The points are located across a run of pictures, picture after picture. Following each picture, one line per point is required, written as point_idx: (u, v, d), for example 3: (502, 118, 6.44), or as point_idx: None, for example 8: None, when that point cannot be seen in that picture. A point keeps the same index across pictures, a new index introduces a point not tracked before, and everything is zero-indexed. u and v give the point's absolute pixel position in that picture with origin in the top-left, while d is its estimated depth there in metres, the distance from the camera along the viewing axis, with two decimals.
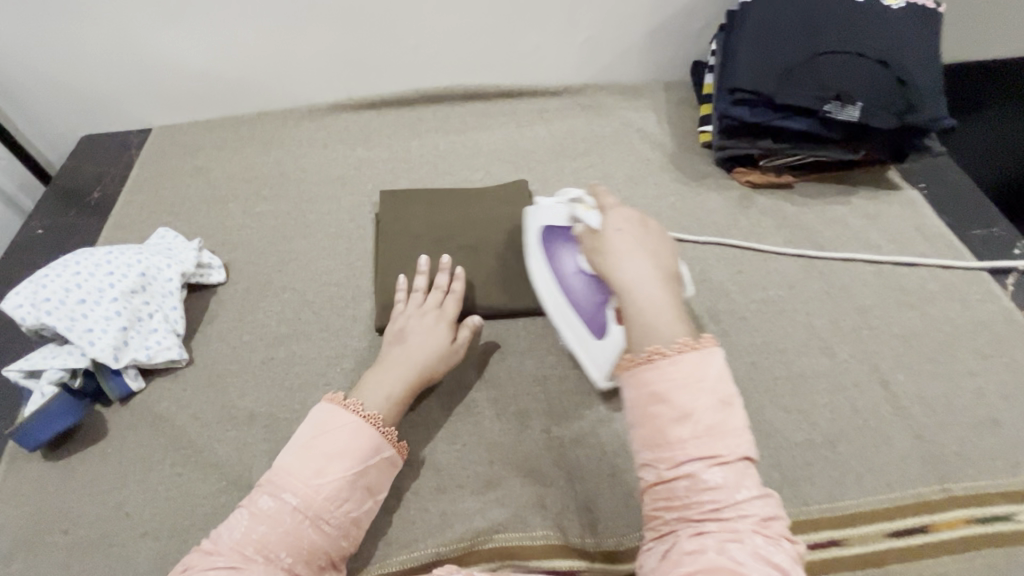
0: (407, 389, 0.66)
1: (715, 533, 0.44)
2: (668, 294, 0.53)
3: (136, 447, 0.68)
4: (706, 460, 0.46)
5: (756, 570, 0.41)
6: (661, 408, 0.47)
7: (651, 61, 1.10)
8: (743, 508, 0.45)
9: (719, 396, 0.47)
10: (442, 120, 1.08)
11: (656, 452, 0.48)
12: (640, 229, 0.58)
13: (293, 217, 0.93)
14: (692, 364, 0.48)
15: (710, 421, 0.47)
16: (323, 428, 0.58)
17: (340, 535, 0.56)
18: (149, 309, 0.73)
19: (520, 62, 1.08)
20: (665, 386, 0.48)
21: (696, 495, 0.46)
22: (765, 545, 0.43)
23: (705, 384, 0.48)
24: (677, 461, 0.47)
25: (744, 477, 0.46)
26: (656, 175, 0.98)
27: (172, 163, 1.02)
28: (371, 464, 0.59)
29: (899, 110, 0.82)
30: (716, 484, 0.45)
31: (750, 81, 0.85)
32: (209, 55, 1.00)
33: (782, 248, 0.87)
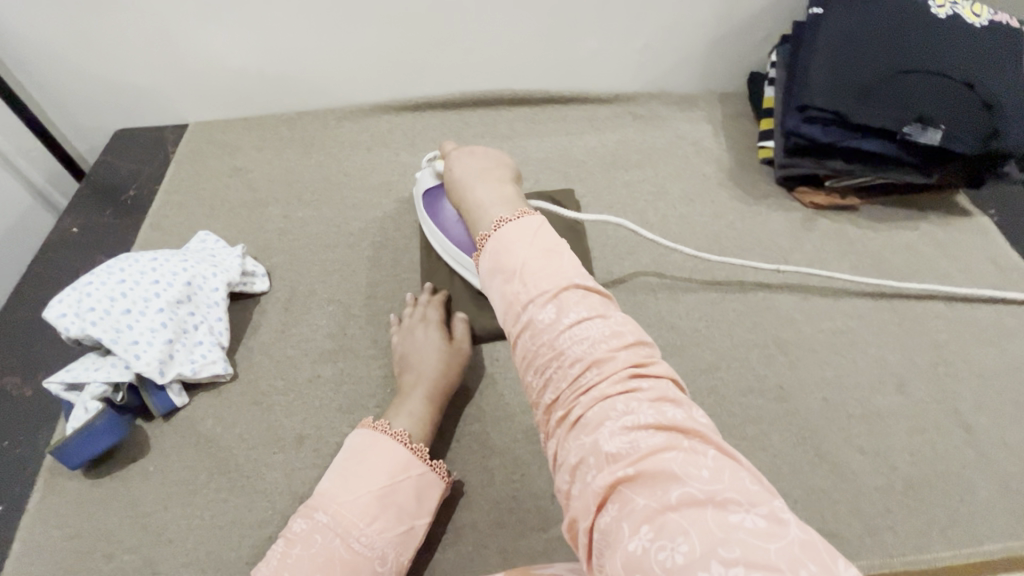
0: (428, 403, 0.64)
1: (592, 400, 0.39)
2: (508, 188, 0.57)
3: (180, 467, 0.65)
4: (541, 299, 0.43)
5: (633, 449, 0.35)
6: (506, 284, 0.45)
7: (706, 71, 1.06)
8: (590, 360, 0.40)
9: (539, 247, 0.46)
10: (489, 126, 1.04)
11: (513, 301, 0.44)
12: (474, 156, 0.63)
13: (337, 224, 0.90)
14: (512, 232, 0.47)
15: (544, 282, 0.43)
16: (352, 447, 0.57)
17: (374, 559, 0.52)
18: (194, 320, 0.70)
19: (572, 67, 1.04)
20: (521, 266, 0.45)
21: (549, 367, 0.42)
22: (632, 406, 0.38)
23: (522, 244, 0.46)
24: (530, 329, 0.43)
25: (585, 320, 0.42)
26: (714, 191, 0.94)
27: (210, 162, 0.98)
28: (400, 480, 0.56)
29: (984, 136, 0.78)
30: (587, 349, 0.41)
31: (825, 99, 0.81)
32: (253, 49, 0.96)
33: (852, 287, 0.81)
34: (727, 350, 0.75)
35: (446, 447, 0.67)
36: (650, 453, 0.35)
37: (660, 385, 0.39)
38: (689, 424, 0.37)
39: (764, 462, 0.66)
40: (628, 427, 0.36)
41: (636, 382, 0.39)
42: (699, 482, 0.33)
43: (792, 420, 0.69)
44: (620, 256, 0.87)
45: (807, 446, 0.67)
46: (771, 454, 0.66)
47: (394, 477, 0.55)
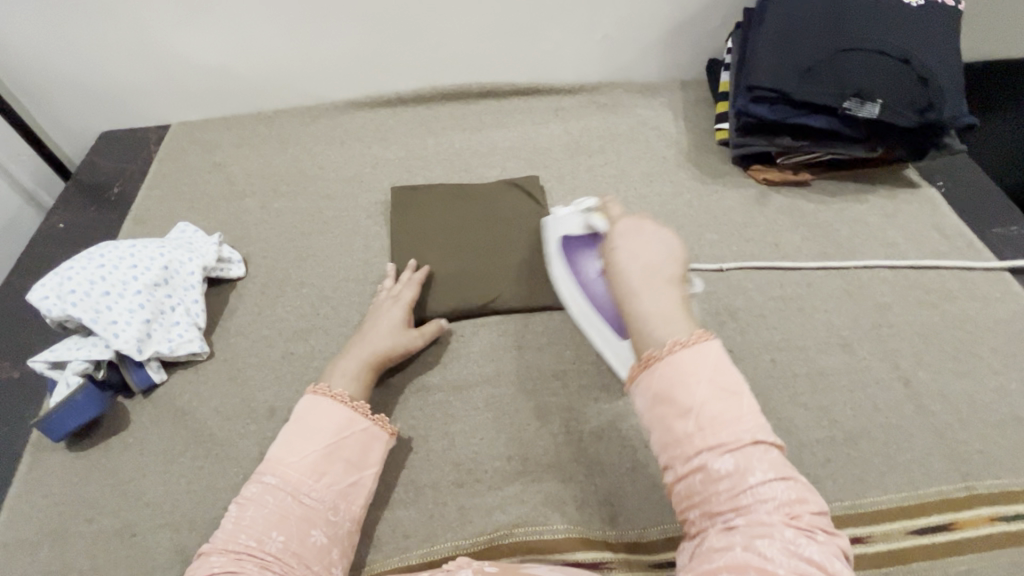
0: (365, 366, 0.67)
1: (752, 519, 0.42)
2: (674, 295, 0.52)
3: (158, 439, 0.68)
4: (720, 446, 0.44)
5: (789, 567, 0.40)
6: (670, 408, 0.46)
7: (666, 60, 1.10)
8: (760, 493, 0.43)
9: (716, 384, 0.46)
10: (458, 118, 1.08)
11: (671, 426, 0.46)
12: (644, 235, 0.56)
13: (311, 214, 0.94)
14: (688, 361, 0.47)
15: (720, 421, 0.45)
16: (297, 414, 0.60)
17: (327, 509, 0.56)
18: (171, 302, 0.74)
19: (537, 60, 1.08)
20: (680, 384, 0.47)
21: (712, 489, 0.44)
22: (797, 539, 0.41)
23: (700, 377, 0.47)
24: (698, 459, 0.45)
25: (757, 461, 0.44)
26: (672, 173, 0.98)
27: (191, 160, 1.02)
28: (345, 436, 0.59)
29: (919, 108, 0.82)
30: (748, 477, 0.44)
31: (769, 79, 0.85)
32: (229, 51, 1.01)
33: (803, 262, 0.85)
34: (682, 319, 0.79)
35: (410, 413, 0.70)
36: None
37: (826, 536, 0.42)
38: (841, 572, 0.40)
39: None
40: (790, 555, 0.40)
41: (802, 521, 0.42)
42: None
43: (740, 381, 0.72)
44: None
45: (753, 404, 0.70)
46: None
47: (339, 435, 0.59)
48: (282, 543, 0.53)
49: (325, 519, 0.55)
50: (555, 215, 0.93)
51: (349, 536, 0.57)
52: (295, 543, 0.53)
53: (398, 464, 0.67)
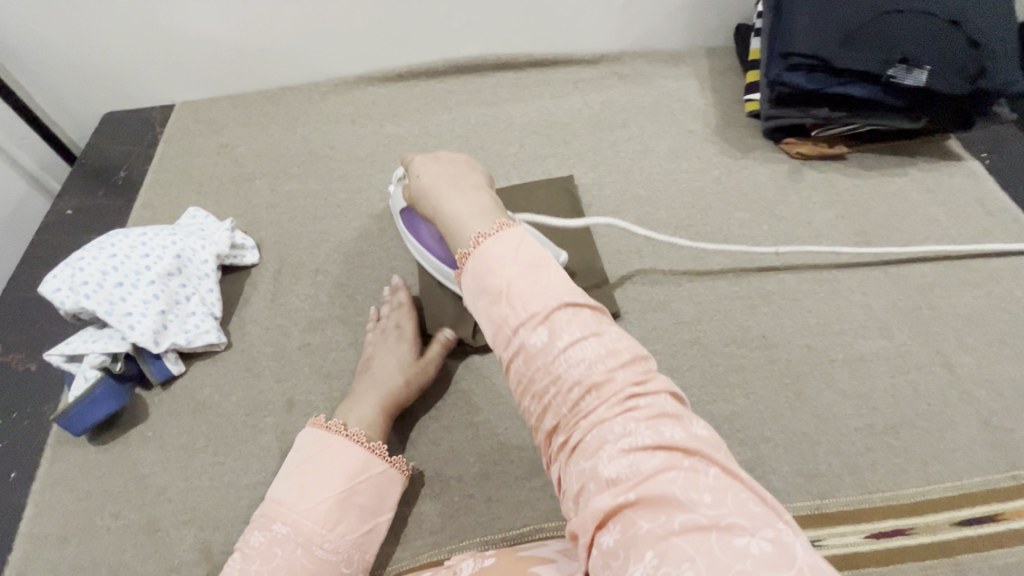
0: (382, 411, 0.63)
1: (589, 428, 0.38)
2: (485, 198, 0.51)
3: (179, 433, 0.67)
4: (529, 321, 0.41)
5: (635, 474, 0.35)
6: (496, 305, 0.42)
7: (692, 26, 1.04)
8: (569, 355, 0.40)
9: (522, 260, 0.43)
10: (473, 92, 1.03)
11: (505, 313, 0.42)
12: (439, 161, 0.57)
13: (323, 197, 0.90)
14: (495, 246, 0.44)
15: (524, 296, 0.42)
16: (309, 453, 0.57)
17: (338, 561, 0.54)
18: (186, 292, 0.72)
19: (554, 28, 1.02)
20: (494, 266, 0.43)
21: (563, 411, 0.40)
22: (630, 427, 0.37)
23: (505, 257, 0.44)
24: (515, 350, 0.42)
25: (569, 324, 0.41)
26: (700, 147, 0.93)
27: (198, 141, 0.99)
28: (358, 482, 0.57)
29: (970, 75, 0.76)
30: (622, 379, 0.39)
31: (807, 43, 0.79)
32: (231, 24, 0.96)
33: (844, 244, 0.80)
34: (712, 304, 0.76)
35: (432, 406, 0.69)
36: (653, 483, 0.34)
37: (658, 404, 0.38)
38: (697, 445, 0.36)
39: (746, 408, 0.67)
40: (628, 450, 0.36)
41: (634, 404, 0.38)
42: (703, 508, 0.32)
43: (777, 369, 0.70)
44: (605, 215, 0.86)
45: (790, 391, 0.68)
46: (753, 399, 0.67)
47: (356, 472, 0.57)
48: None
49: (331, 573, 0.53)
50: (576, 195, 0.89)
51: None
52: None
53: (423, 457, 0.65)
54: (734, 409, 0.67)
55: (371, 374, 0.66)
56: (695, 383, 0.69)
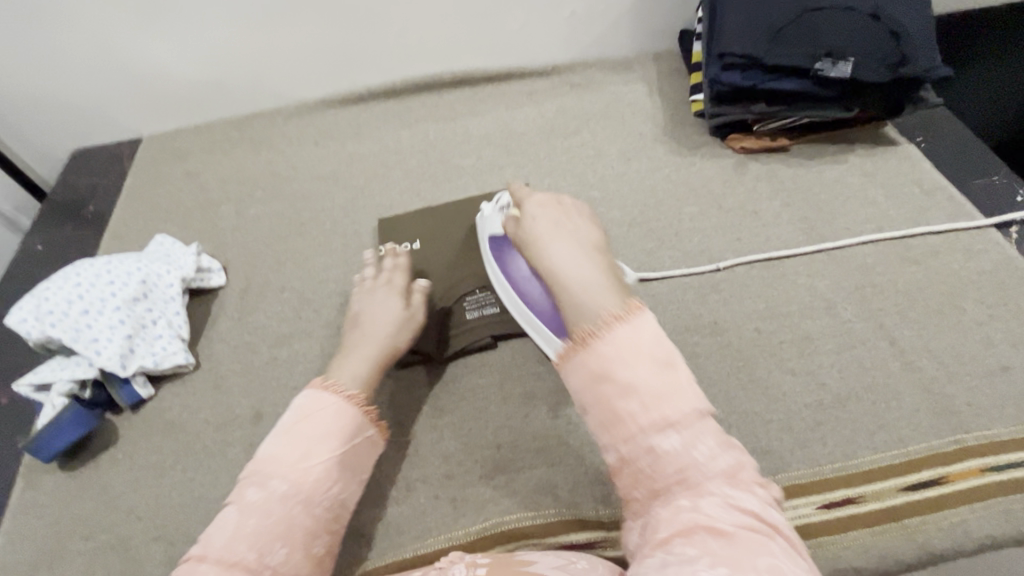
0: (374, 365, 0.64)
1: (684, 495, 0.45)
2: (604, 261, 0.56)
3: (149, 453, 0.69)
4: (659, 425, 0.47)
5: (733, 520, 0.42)
6: (607, 387, 0.48)
7: (638, 34, 1.09)
8: (675, 456, 0.46)
9: (656, 360, 0.48)
10: (431, 109, 1.06)
11: (607, 382, 0.49)
12: (559, 206, 0.62)
13: (288, 217, 0.93)
14: (626, 338, 0.49)
15: (658, 397, 0.47)
16: (306, 413, 0.57)
17: (331, 521, 0.55)
18: (152, 316, 0.74)
19: (505, 43, 1.06)
20: (611, 355, 0.49)
21: (661, 468, 0.46)
22: (733, 495, 0.44)
23: (640, 354, 0.48)
24: (645, 442, 0.47)
25: (701, 435, 0.46)
26: (650, 148, 0.97)
27: (165, 171, 1.02)
28: (352, 444, 0.57)
29: (891, 64, 0.81)
30: (719, 462, 0.46)
31: (738, 44, 0.83)
32: (192, 57, 0.99)
33: (789, 230, 0.84)
34: (664, 296, 0.79)
35: (397, 411, 0.70)
36: (752, 536, 0.41)
37: (759, 492, 0.45)
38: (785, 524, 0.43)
39: (700, 392, 0.69)
40: (729, 507, 0.43)
41: (735, 478, 0.45)
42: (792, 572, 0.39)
43: (728, 353, 0.72)
44: None
45: (741, 374, 0.70)
46: (706, 383, 0.70)
47: (349, 435, 0.57)
48: (279, 559, 0.51)
49: (319, 531, 0.54)
50: None
51: (331, 549, 0.56)
52: (290, 558, 0.51)
53: (389, 460, 0.67)
54: None
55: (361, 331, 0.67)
56: None
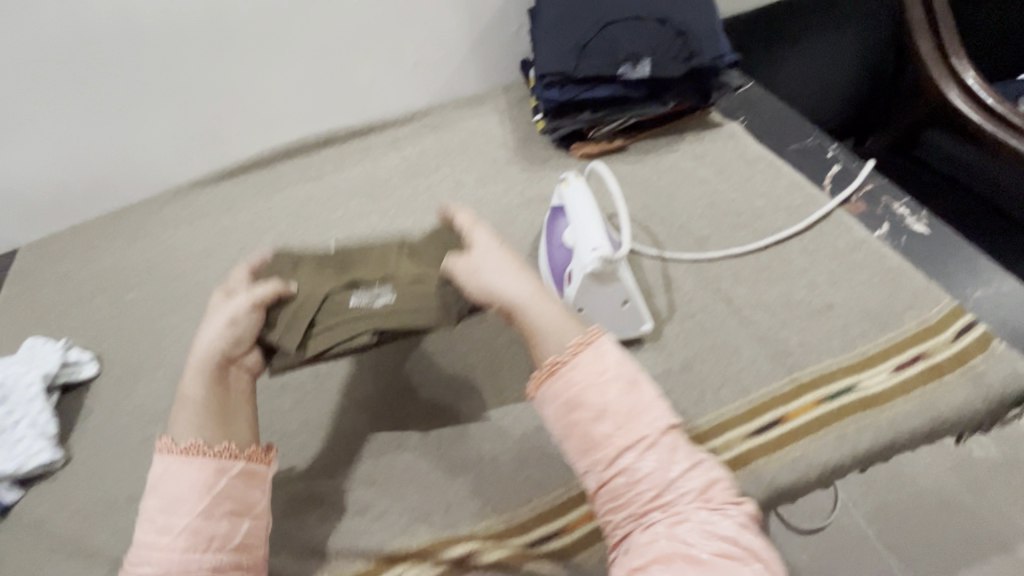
0: (201, 381, 0.61)
1: (677, 518, 0.51)
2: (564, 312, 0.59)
3: (21, 557, 0.68)
4: (636, 446, 0.53)
5: (711, 548, 0.48)
6: (582, 410, 0.54)
7: (483, 71, 1.17)
8: (675, 478, 0.52)
9: (626, 381, 0.55)
10: (300, 171, 1.11)
11: (583, 410, 0.54)
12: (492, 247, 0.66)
13: (163, 297, 0.94)
14: (591, 360, 0.55)
15: (626, 418, 0.54)
16: (157, 483, 0.57)
17: (227, 566, 0.55)
18: (13, 418, 0.74)
19: (361, 99, 1.12)
20: (581, 375, 0.55)
21: (646, 505, 0.52)
22: (718, 526, 0.50)
23: (607, 377, 0.55)
24: (616, 458, 0.53)
25: (670, 452, 0.53)
26: (504, 169, 1.02)
27: (40, 275, 1.02)
28: (217, 490, 0.57)
29: (684, 58, 0.90)
30: (688, 483, 0.53)
31: (551, 63, 0.91)
32: (54, 160, 1.01)
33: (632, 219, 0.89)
34: None
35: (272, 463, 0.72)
36: (727, 561, 0.48)
37: (750, 526, 0.51)
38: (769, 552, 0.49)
39: None
40: (712, 538, 0.49)
41: (715, 507, 0.51)
42: None
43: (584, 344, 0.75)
44: None
45: None
46: None
47: (224, 467, 0.58)
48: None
49: (208, 547, 0.54)
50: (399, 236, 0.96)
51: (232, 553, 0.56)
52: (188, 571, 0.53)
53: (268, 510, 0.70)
54: None
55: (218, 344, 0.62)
56: None
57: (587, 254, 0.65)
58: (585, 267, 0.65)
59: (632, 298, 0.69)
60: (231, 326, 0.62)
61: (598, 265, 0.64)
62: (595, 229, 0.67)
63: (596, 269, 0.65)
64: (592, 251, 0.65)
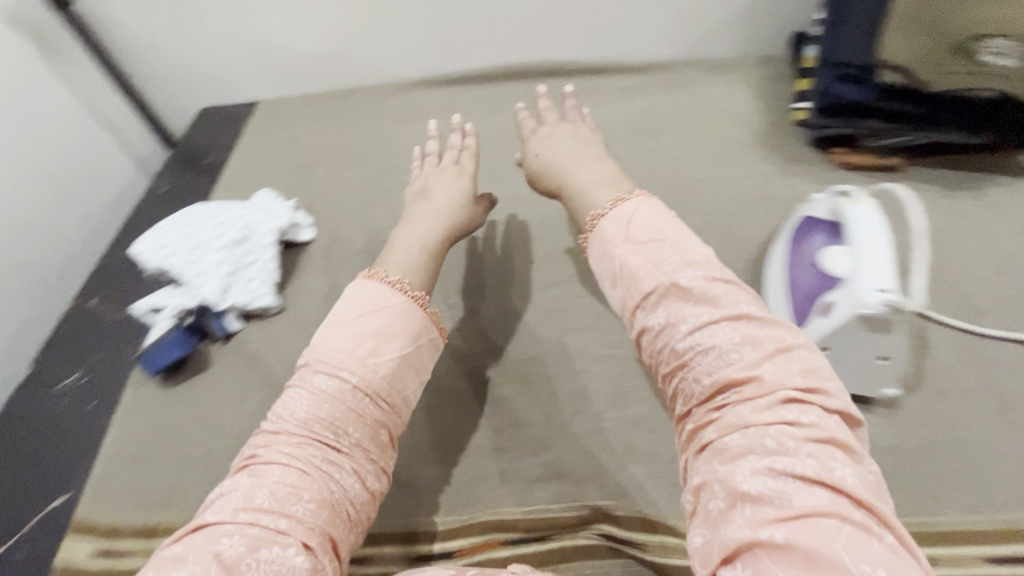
0: (439, 239, 0.72)
1: (756, 429, 0.44)
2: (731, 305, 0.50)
3: (235, 381, 0.77)
4: (741, 364, 0.47)
5: (767, 490, 0.41)
6: (677, 293, 0.52)
7: (742, 35, 1.04)
8: (737, 403, 0.46)
9: (743, 335, 0.48)
10: (520, 96, 1.05)
11: (634, 297, 0.54)
12: (653, 212, 0.58)
13: (379, 187, 0.98)
14: (693, 307, 0.51)
15: (716, 359, 0.48)
16: (327, 393, 0.56)
17: (304, 520, 0.48)
18: (250, 258, 0.81)
19: (606, 35, 1.04)
20: (640, 273, 0.54)
21: (722, 409, 0.47)
22: (781, 448, 0.43)
23: (715, 305, 0.50)
24: (715, 375, 0.48)
25: (784, 376, 0.46)
26: (746, 155, 0.92)
27: (273, 133, 1.08)
28: (419, 344, 0.62)
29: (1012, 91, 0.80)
30: (794, 393, 0.45)
31: (859, 53, 0.81)
32: (303, 30, 1.04)
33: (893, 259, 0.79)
34: None
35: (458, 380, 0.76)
36: (818, 517, 0.38)
37: (795, 461, 0.41)
38: (870, 502, 0.39)
39: None
40: (767, 470, 0.42)
41: (783, 445, 0.43)
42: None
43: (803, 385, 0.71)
44: None
45: None
46: None
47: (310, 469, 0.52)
48: (225, 555, 0.43)
49: (282, 531, 0.46)
50: None
51: (329, 551, 0.49)
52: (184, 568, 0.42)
53: (445, 427, 0.74)
54: None
55: (373, 344, 0.59)
56: None
57: (870, 293, 0.58)
58: (861, 308, 0.58)
59: (894, 357, 0.63)
60: (397, 366, 0.60)
61: (878, 311, 0.57)
62: (885, 265, 0.58)
63: (873, 314, 0.58)
64: (879, 292, 0.57)
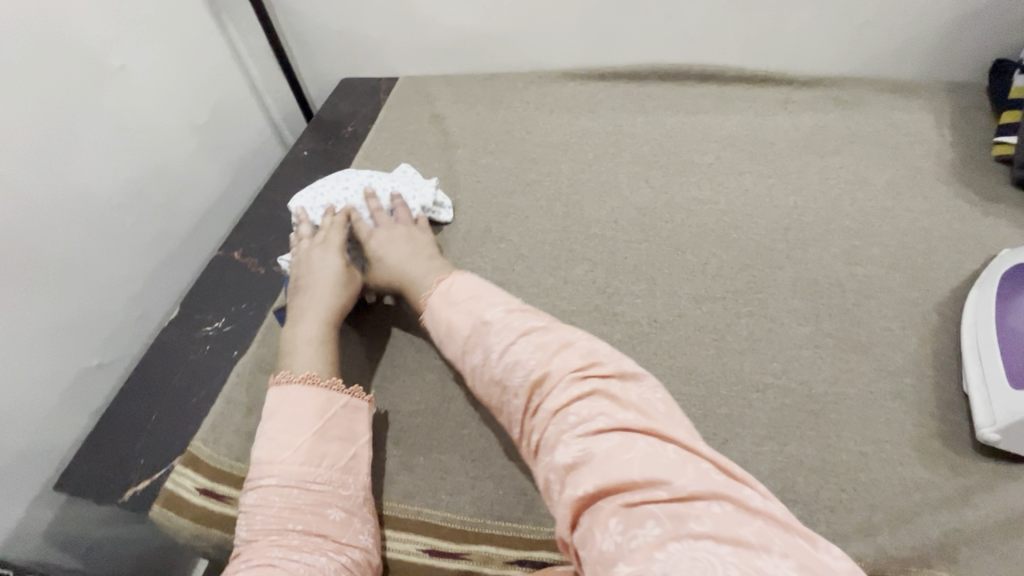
0: (326, 325, 0.69)
1: (558, 415, 0.48)
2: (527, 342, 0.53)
3: (361, 350, 0.76)
4: (518, 355, 0.52)
5: (613, 462, 0.43)
6: (479, 303, 0.59)
7: (934, 58, 0.93)
8: (555, 394, 0.49)
9: (542, 341, 0.53)
10: (672, 99, 0.99)
11: (460, 342, 0.58)
12: (465, 308, 0.59)
13: (516, 173, 0.94)
14: (464, 312, 0.59)
15: (523, 355, 0.52)
16: (279, 466, 0.57)
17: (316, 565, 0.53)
18: None
19: (776, 45, 0.96)
20: (460, 321, 0.58)
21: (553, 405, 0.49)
22: (595, 418, 0.46)
23: (488, 304, 0.58)
24: (526, 376, 0.51)
25: (585, 375, 0.49)
26: (930, 189, 0.82)
27: (411, 109, 1.08)
28: (330, 418, 0.61)
29: None
30: (591, 370, 0.49)
31: None
32: (457, 11, 1.02)
33: None
34: (922, 358, 0.68)
35: None
36: (635, 486, 0.41)
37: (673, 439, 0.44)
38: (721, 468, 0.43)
39: (954, 481, 0.60)
40: (587, 436, 0.45)
41: (587, 415, 0.46)
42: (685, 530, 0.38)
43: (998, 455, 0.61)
44: (804, 242, 0.79)
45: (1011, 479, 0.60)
46: (963, 474, 0.60)
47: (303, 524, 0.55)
48: None
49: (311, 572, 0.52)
50: (774, 212, 0.83)
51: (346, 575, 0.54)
52: None
53: None
54: (934, 476, 0.61)
55: (285, 437, 0.59)
56: (892, 440, 0.63)
57: None
58: None
59: None
60: (322, 438, 0.60)
61: None
62: None
63: None
64: None
